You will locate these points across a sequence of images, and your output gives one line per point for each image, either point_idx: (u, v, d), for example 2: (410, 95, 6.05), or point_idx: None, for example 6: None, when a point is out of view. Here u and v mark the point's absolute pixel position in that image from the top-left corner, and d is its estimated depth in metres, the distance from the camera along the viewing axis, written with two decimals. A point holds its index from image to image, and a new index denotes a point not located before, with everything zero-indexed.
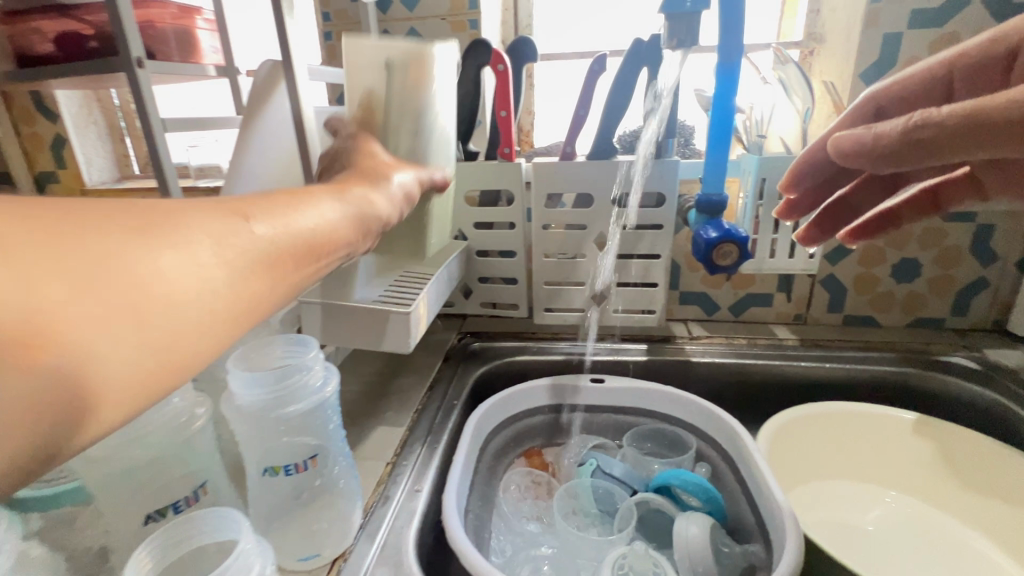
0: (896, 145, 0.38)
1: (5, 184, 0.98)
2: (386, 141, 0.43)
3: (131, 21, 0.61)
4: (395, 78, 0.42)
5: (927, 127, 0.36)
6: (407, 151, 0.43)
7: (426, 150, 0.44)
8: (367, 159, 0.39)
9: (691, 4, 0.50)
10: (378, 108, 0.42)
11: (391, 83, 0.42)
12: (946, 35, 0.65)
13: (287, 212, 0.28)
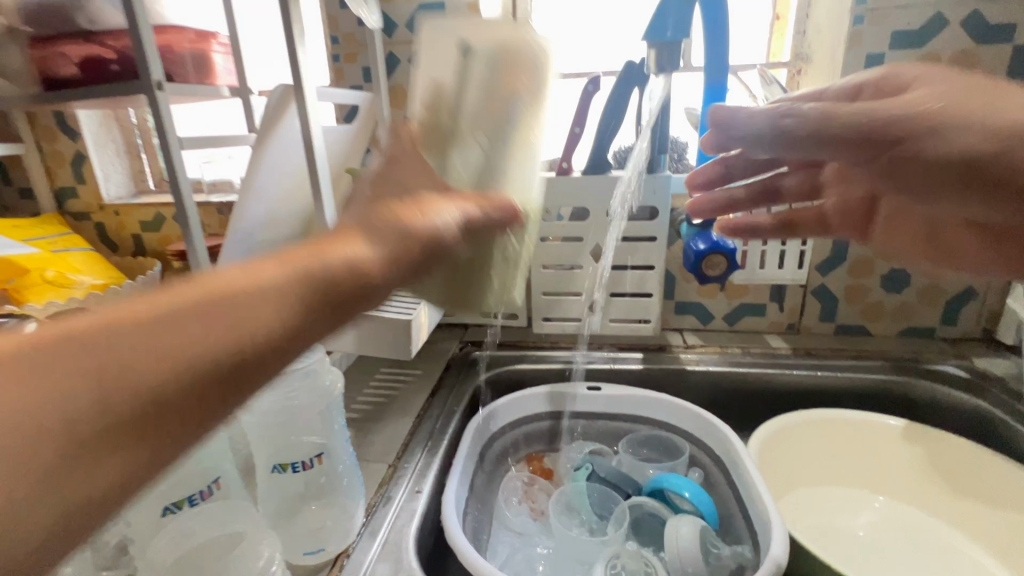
0: (763, 127, 0.41)
1: (27, 199, 1.02)
2: (445, 144, 0.36)
3: (153, 48, 0.65)
4: (480, 84, 0.37)
5: (795, 115, 0.40)
6: (467, 166, 0.36)
7: (492, 164, 0.37)
8: (385, 189, 0.31)
9: (672, 32, 0.52)
10: (446, 104, 0.37)
11: (473, 85, 0.37)
12: (926, 55, 0.68)
13: (208, 305, 0.21)
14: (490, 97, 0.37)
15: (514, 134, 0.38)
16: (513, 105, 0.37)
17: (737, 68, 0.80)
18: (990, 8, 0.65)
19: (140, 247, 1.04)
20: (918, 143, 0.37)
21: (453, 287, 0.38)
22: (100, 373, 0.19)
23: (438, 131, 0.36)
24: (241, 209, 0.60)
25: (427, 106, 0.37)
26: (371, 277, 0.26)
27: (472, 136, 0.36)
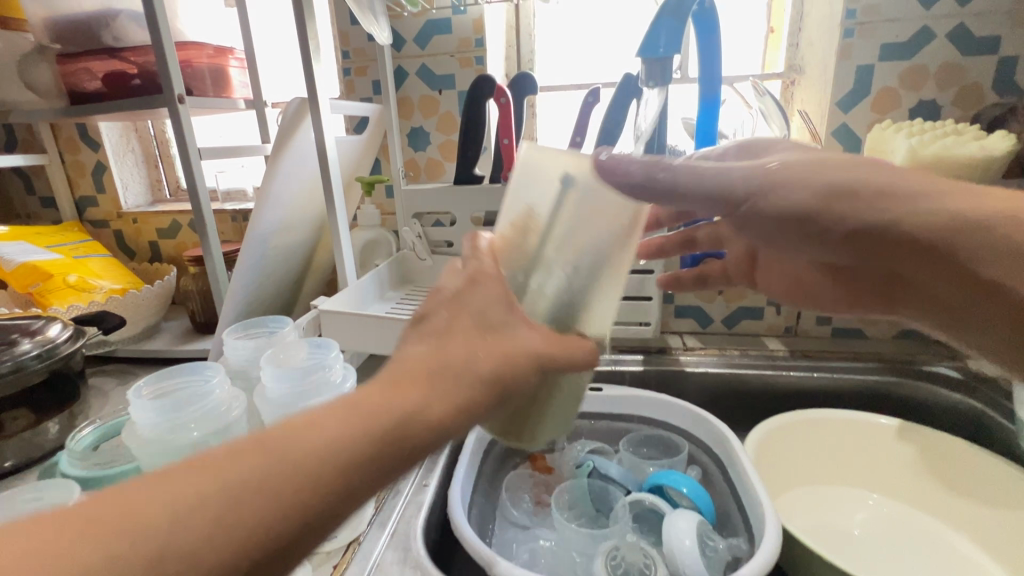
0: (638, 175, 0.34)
1: (49, 207, 1.06)
2: (524, 277, 0.35)
3: (175, 63, 0.69)
4: (571, 219, 0.35)
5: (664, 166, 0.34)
6: (542, 307, 0.35)
7: (570, 302, 0.36)
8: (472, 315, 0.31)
9: (663, 49, 0.56)
10: (533, 231, 0.35)
11: (562, 223, 0.35)
12: (915, 66, 0.71)
13: (311, 446, 0.23)
14: (581, 235, 0.35)
15: (598, 271, 0.35)
16: (594, 240, 0.35)
17: (733, 80, 0.83)
18: (976, 21, 0.67)
19: (156, 253, 1.07)
20: (781, 205, 0.34)
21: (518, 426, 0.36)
22: (208, 503, 0.21)
23: (521, 268, 0.35)
24: (259, 215, 0.63)
25: (511, 240, 0.36)
26: (446, 419, 0.26)
27: (555, 275, 0.35)
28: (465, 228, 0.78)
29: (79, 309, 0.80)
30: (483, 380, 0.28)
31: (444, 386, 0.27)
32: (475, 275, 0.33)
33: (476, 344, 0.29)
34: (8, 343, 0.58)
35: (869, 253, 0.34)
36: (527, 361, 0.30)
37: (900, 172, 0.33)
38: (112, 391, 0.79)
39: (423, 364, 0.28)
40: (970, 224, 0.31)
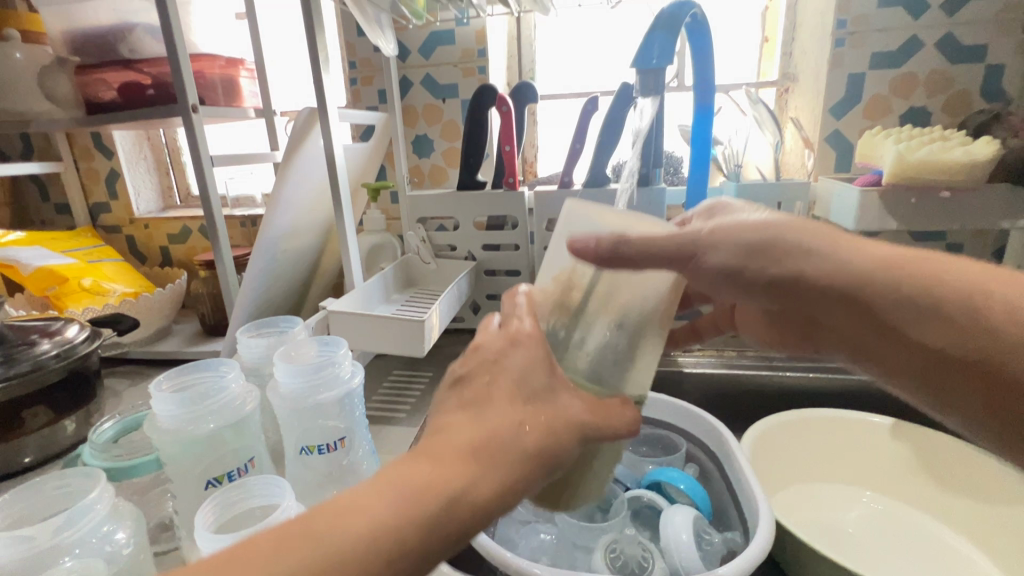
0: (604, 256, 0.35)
1: (63, 214, 1.09)
2: (567, 342, 0.36)
3: (189, 75, 0.71)
4: (614, 278, 0.37)
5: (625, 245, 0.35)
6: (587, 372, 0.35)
7: (612, 370, 0.35)
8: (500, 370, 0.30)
9: (656, 60, 0.58)
10: (576, 291, 0.37)
11: (604, 280, 0.37)
12: (904, 74, 0.73)
13: (350, 527, 0.23)
14: (623, 295, 0.36)
15: (636, 338, 0.35)
16: (634, 306, 0.36)
17: (728, 88, 0.85)
18: (963, 30, 0.70)
19: (167, 258, 1.10)
20: (707, 258, 0.36)
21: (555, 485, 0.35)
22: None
23: (561, 326, 0.36)
24: (270, 220, 0.66)
25: (552, 297, 0.37)
26: (483, 505, 0.26)
27: (597, 333, 0.36)
28: (468, 232, 0.80)
29: (94, 311, 0.83)
30: (527, 455, 0.28)
31: (491, 461, 0.27)
32: (515, 335, 0.32)
33: (517, 416, 0.28)
34: (29, 344, 0.60)
35: (794, 303, 0.37)
36: (572, 431, 0.30)
37: (815, 230, 0.37)
38: (125, 391, 0.81)
39: (464, 435, 0.27)
40: (874, 275, 0.34)
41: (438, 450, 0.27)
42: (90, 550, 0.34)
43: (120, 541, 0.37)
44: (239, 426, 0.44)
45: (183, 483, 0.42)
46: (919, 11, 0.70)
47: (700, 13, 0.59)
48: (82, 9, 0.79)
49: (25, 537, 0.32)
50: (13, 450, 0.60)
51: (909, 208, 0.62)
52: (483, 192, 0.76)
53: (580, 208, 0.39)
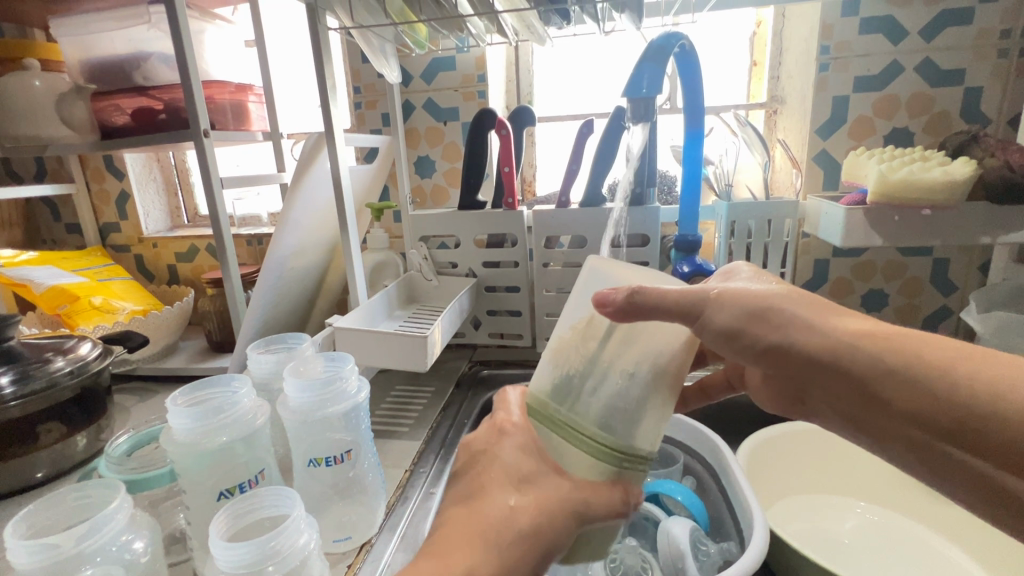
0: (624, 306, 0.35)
1: (74, 233, 1.12)
2: (586, 393, 0.36)
3: (202, 101, 0.74)
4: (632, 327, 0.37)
5: (645, 295, 0.35)
6: (598, 423, 0.35)
7: (623, 425, 0.35)
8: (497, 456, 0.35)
9: (646, 90, 0.61)
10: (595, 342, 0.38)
11: (620, 331, 0.37)
12: (886, 96, 0.76)
13: None
14: (640, 346, 0.36)
15: (648, 394, 0.35)
16: (651, 360, 0.36)
17: (718, 110, 0.89)
18: (941, 55, 0.73)
19: (174, 276, 1.13)
20: (708, 321, 0.35)
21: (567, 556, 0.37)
22: None
23: (573, 378, 0.37)
24: (278, 240, 0.68)
25: (567, 349, 0.38)
26: None
27: (610, 386, 0.36)
28: (469, 250, 0.82)
29: (105, 329, 0.85)
30: (522, 533, 0.32)
31: (495, 546, 0.31)
32: (502, 426, 0.37)
33: (511, 497, 0.33)
34: (43, 361, 0.62)
35: (787, 371, 0.35)
36: (563, 514, 0.33)
37: (812, 298, 0.36)
38: (133, 407, 0.83)
39: (467, 522, 0.32)
40: (863, 346, 0.32)
41: (449, 541, 0.31)
42: (110, 558, 0.36)
43: (138, 550, 0.38)
44: (250, 439, 0.46)
45: (196, 494, 0.43)
46: (899, 37, 0.74)
47: (687, 43, 0.63)
48: (98, 40, 0.83)
49: (53, 544, 0.33)
50: (26, 466, 0.61)
51: (893, 225, 0.64)
52: (483, 212, 0.79)
53: (598, 265, 0.40)
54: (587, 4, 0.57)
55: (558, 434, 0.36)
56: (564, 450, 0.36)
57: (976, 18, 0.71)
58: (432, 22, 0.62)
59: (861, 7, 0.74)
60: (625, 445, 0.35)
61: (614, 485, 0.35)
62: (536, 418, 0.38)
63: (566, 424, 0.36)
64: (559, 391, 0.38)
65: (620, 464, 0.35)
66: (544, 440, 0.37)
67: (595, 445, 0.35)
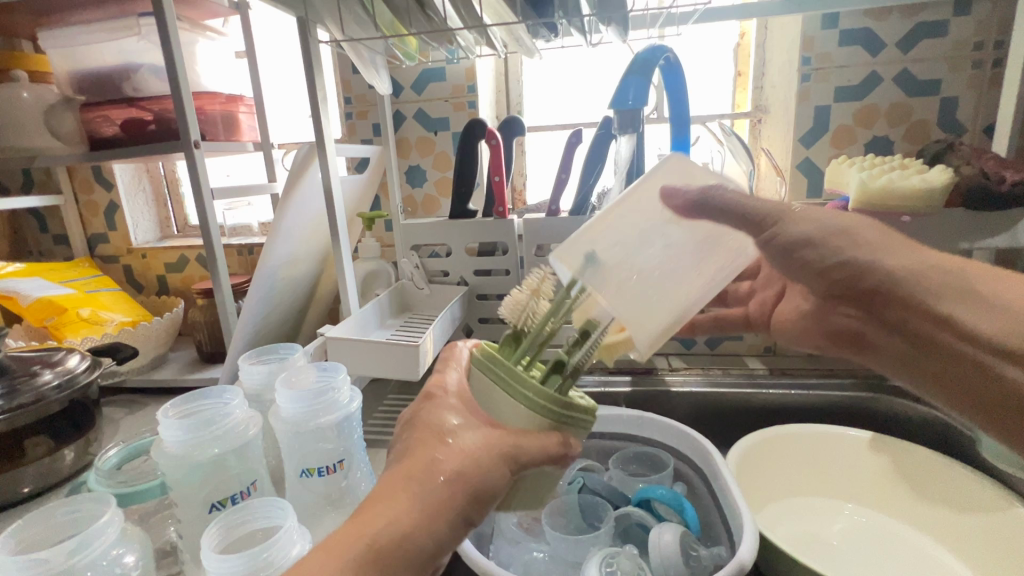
0: (694, 198, 0.39)
1: (62, 245, 1.11)
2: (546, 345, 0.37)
3: (192, 112, 0.74)
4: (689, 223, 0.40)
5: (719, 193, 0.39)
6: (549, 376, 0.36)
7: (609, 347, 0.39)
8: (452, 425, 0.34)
9: (632, 102, 0.63)
10: (650, 245, 0.40)
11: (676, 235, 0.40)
12: (866, 106, 0.78)
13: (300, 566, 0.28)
14: (681, 261, 0.40)
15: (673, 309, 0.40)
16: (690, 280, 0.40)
17: (704, 119, 0.90)
18: (918, 66, 0.75)
19: (164, 286, 1.12)
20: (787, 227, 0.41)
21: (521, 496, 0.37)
22: None
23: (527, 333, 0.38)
24: (270, 250, 0.68)
25: (525, 309, 0.39)
26: (415, 525, 0.30)
27: (652, 296, 0.39)
28: (460, 258, 0.83)
29: (92, 341, 0.84)
30: (448, 477, 0.32)
31: (420, 499, 0.31)
32: (433, 388, 0.37)
33: (436, 449, 0.33)
34: (30, 374, 0.61)
35: (858, 294, 0.43)
36: (496, 455, 0.33)
37: (882, 240, 0.43)
38: (123, 419, 0.82)
39: (399, 478, 0.32)
40: (940, 271, 0.40)
41: (379, 497, 0.31)
42: (101, 572, 0.36)
43: (129, 564, 0.38)
44: (241, 450, 0.45)
45: (187, 506, 0.43)
46: (877, 49, 0.76)
47: (672, 55, 0.64)
48: (88, 53, 0.83)
49: (43, 559, 0.33)
50: (13, 480, 0.61)
51: None
52: (475, 221, 0.80)
53: (676, 161, 0.40)
54: (575, 17, 0.58)
55: (501, 388, 0.35)
56: (505, 403, 0.35)
57: (951, 31, 0.73)
58: (422, 36, 0.63)
59: (840, 21, 0.76)
60: (566, 401, 0.35)
61: (558, 433, 0.35)
62: (480, 369, 0.36)
63: (511, 377, 0.35)
64: (511, 344, 0.38)
65: (561, 417, 0.35)
66: (481, 393, 0.36)
67: (537, 399, 0.34)
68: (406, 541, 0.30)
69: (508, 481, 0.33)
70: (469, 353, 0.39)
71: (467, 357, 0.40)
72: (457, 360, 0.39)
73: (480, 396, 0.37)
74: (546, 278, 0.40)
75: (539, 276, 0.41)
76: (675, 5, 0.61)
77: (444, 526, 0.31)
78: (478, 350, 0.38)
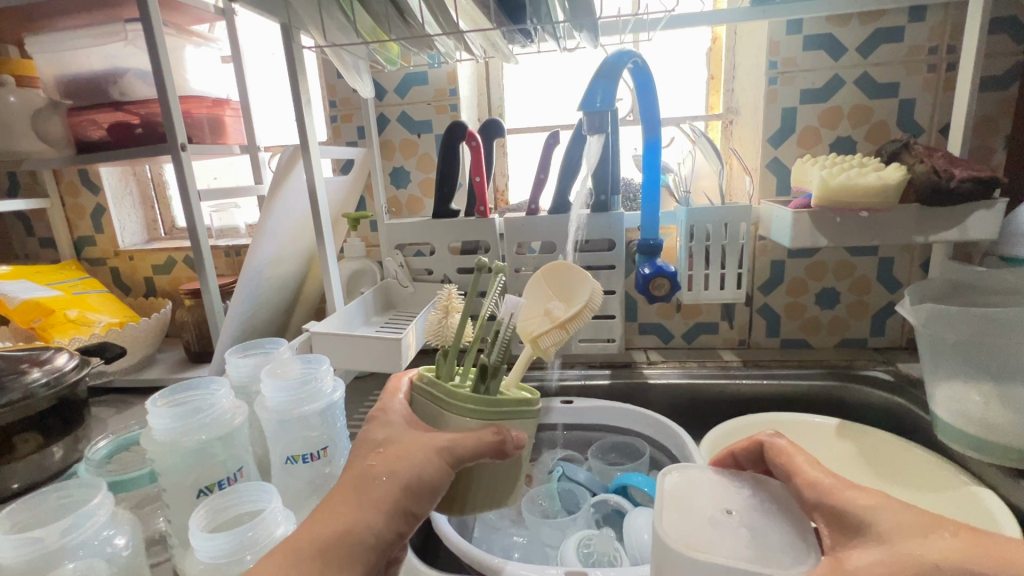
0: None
1: (48, 248, 1.11)
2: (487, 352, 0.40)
3: (178, 116, 0.76)
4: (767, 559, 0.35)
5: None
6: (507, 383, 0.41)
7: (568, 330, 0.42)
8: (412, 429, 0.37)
9: (600, 104, 0.66)
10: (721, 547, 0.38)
11: (758, 543, 0.37)
12: (830, 108, 0.82)
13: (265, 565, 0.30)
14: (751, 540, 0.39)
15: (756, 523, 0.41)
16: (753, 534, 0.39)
17: (678, 120, 0.93)
18: (877, 70, 0.79)
19: (151, 288, 1.13)
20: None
21: (500, 492, 0.40)
22: None
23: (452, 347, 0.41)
24: (256, 249, 0.70)
25: (441, 326, 0.45)
26: (361, 526, 0.32)
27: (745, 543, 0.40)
28: (443, 257, 0.85)
29: (80, 341, 0.85)
30: (408, 477, 0.34)
31: (362, 496, 0.34)
32: (392, 411, 0.40)
33: (383, 457, 0.36)
34: (19, 372, 0.62)
35: None
36: (428, 452, 0.35)
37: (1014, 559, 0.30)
38: (110, 418, 0.84)
39: (344, 486, 0.35)
40: None
41: (323, 507, 0.34)
42: (92, 551, 0.38)
43: (119, 545, 0.40)
44: (227, 437, 0.48)
45: (174, 493, 0.45)
46: (839, 54, 0.79)
47: (640, 60, 0.67)
48: (75, 58, 0.84)
49: (36, 538, 0.36)
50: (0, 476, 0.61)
51: (835, 227, 0.70)
52: (457, 221, 0.82)
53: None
54: (548, 25, 0.61)
55: (441, 405, 0.39)
56: (445, 419, 0.39)
57: (906, 36, 0.77)
58: (402, 41, 0.65)
59: (804, 26, 0.79)
60: (499, 402, 0.38)
61: (493, 427, 0.37)
62: (421, 394, 0.41)
63: (448, 396, 0.39)
64: (442, 361, 0.41)
65: (496, 415, 0.38)
66: (429, 412, 0.40)
67: (476, 410, 0.38)
68: (348, 535, 0.32)
69: (450, 474, 0.35)
70: (411, 381, 0.42)
71: (408, 385, 0.43)
72: (399, 388, 0.42)
73: (427, 418, 0.40)
74: (452, 295, 0.47)
75: (448, 295, 0.47)
76: (645, 11, 0.64)
77: (387, 520, 0.33)
78: (417, 380, 0.41)
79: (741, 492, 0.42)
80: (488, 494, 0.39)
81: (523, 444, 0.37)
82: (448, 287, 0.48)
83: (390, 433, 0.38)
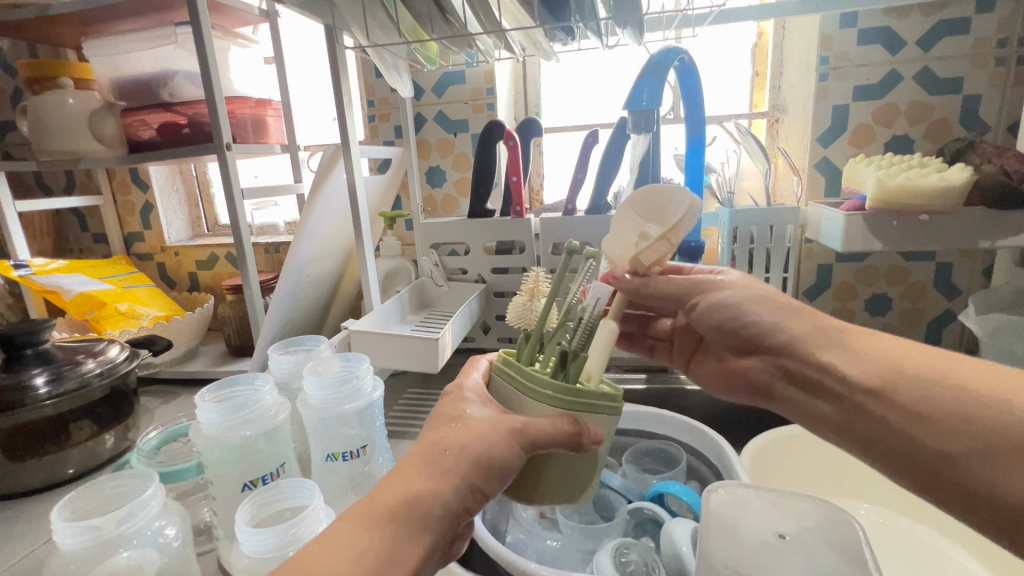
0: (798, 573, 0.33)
1: (101, 244, 1.17)
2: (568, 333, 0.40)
3: (225, 117, 0.77)
4: None
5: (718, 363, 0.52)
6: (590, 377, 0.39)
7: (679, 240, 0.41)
8: (465, 421, 0.36)
9: (646, 102, 0.65)
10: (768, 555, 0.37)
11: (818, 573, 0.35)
12: (886, 104, 0.78)
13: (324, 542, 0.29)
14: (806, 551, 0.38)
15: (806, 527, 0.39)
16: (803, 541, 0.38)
17: (721, 119, 0.91)
18: (939, 64, 0.74)
19: (195, 283, 1.17)
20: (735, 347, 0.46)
21: (566, 479, 0.37)
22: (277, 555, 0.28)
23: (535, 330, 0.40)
24: (298, 245, 0.71)
25: (526, 309, 0.45)
26: (426, 504, 0.32)
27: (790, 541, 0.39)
28: (479, 257, 0.85)
29: (130, 334, 0.88)
30: (470, 463, 0.33)
31: (432, 467, 0.33)
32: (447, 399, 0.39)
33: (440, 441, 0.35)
34: (75, 362, 0.65)
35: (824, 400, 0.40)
36: (498, 432, 0.34)
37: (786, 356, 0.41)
38: (157, 408, 0.87)
39: (405, 463, 0.34)
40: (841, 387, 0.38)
41: (392, 473, 0.33)
42: (144, 541, 0.39)
43: (170, 535, 0.41)
44: (271, 433, 0.48)
45: (221, 485, 0.46)
46: (896, 48, 0.75)
47: (687, 57, 0.65)
48: (127, 61, 0.87)
49: (94, 526, 0.37)
50: (58, 462, 0.64)
51: (892, 230, 0.66)
52: (494, 220, 0.81)
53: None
54: (591, 20, 0.59)
55: (518, 390, 0.37)
56: (521, 403, 0.37)
57: (973, 28, 0.72)
58: (443, 41, 0.65)
59: (859, 20, 0.76)
60: (580, 391, 0.36)
61: (567, 415, 0.35)
62: (498, 375, 0.39)
63: (527, 379, 0.37)
64: (524, 345, 0.40)
65: (574, 405, 0.35)
66: (506, 397, 0.38)
67: (556, 401, 0.36)
68: (417, 503, 0.31)
69: (522, 458, 0.34)
70: (488, 362, 0.42)
71: (487, 365, 0.42)
72: (476, 366, 0.42)
73: (500, 400, 0.39)
74: (539, 279, 0.47)
75: (534, 279, 0.47)
76: (692, 6, 0.61)
77: (453, 492, 0.33)
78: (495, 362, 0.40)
79: (793, 511, 0.40)
80: (539, 489, 0.38)
81: (600, 441, 0.35)
82: (534, 271, 0.48)
83: (458, 412, 0.37)
